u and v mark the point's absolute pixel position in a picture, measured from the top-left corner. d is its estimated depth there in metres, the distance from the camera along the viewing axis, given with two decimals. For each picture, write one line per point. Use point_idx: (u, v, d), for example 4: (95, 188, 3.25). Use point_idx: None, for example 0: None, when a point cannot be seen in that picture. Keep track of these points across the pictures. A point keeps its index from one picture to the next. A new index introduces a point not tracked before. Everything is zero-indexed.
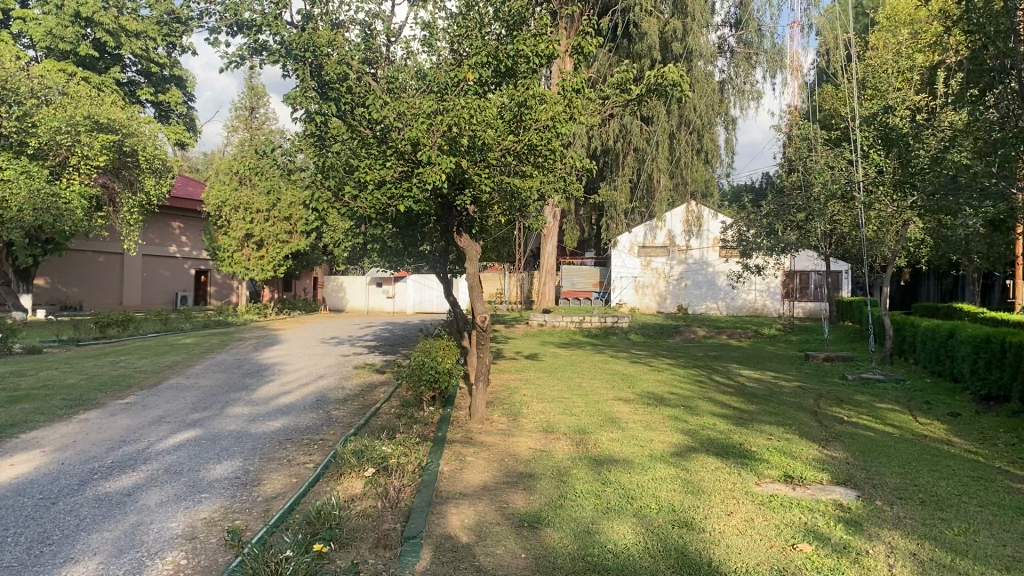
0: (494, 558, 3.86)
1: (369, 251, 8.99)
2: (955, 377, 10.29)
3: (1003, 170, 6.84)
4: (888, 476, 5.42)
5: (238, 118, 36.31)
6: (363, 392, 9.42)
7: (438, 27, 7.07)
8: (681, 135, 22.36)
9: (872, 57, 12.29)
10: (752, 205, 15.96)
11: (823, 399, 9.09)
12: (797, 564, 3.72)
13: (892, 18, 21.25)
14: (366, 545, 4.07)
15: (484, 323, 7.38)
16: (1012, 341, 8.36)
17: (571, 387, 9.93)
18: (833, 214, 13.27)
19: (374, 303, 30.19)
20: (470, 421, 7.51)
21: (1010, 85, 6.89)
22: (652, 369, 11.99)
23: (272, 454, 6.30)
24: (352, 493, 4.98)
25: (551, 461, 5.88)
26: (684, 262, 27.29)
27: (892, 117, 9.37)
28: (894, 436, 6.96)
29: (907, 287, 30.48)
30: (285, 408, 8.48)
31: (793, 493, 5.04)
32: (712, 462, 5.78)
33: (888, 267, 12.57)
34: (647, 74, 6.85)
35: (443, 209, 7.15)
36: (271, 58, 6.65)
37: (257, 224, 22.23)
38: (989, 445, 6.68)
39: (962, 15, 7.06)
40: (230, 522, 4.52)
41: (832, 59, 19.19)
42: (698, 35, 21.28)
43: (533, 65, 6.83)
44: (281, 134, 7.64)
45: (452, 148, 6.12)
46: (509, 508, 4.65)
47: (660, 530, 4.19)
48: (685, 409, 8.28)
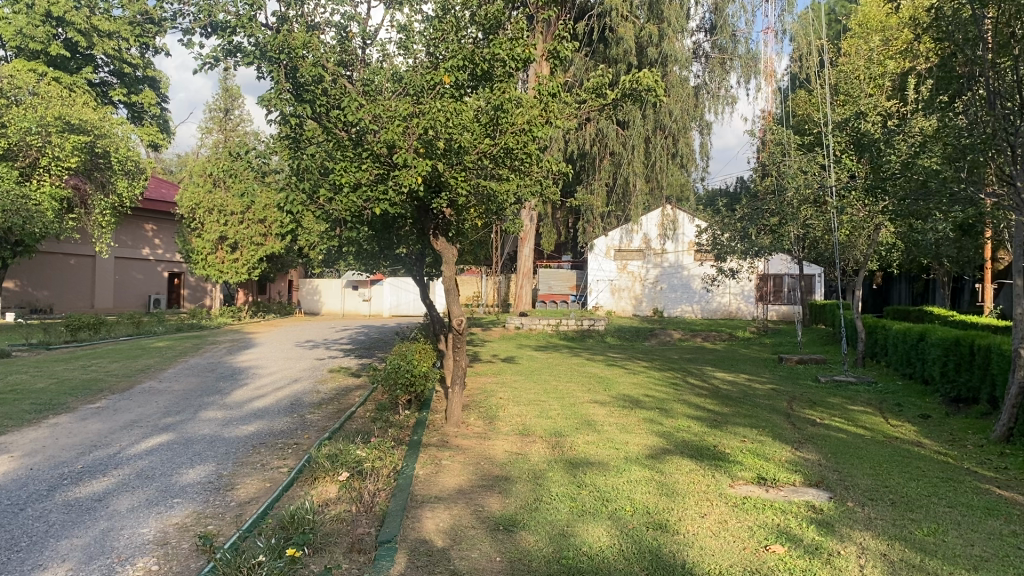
0: (469, 562, 3.85)
1: (343, 253, 8.92)
2: (925, 380, 10.43)
3: (971, 175, 7.02)
4: (860, 477, 5.49)
5: (212, 120, 36.02)
6: (338, 396, 9.36)
7: (413, 30, 7.05)
8: (656, 139, 22.56)
9: (844, 64, 12.41)
10: (726, 209, 16.12)
11: (795, 402, 9.18)
12: (770, 565, 3.76)
13: (864, 25, 21.50)
14: (340, 550, 4.05)
15: (459, 326, 7.38)
16: (980, 343, 8.50)
17: (546, 390, 9.94)
18: (805, 219, 13.38)
19: (349, 306, 30.05)
20: (446, 424, 7.48)
21: (978, 91, 6.92)
22: (627, 372, 12.03)
23: (246, 459, 6.25)
24: (327, 497, 4.95)
25: (527, 464, 5.87)
26: (660, 265, 27.47)
27: (864, 123, 9.48)
28: (865, 438, 7.04)
29: (878, 292, 30.94)
30: (259, 412, 8.40)
31: (766, 494, 5.09)
32: (686, 465, 5.82)
33: (860, 270, 12.70)
34: (622, 79, 6.89)
35: (419, 212, 7.13)
36: (245, 60, 6.62)
37: (231, 226, 22.13)
38: (959, 447, 6.78)
39: (932, 23, 7.11)
40: (203, 527, 4.48)
41: (804, 65, 19.42)
42: (672, 40, 21.46)
43: (509, 69, 6.82)
44: (254, 135, 7.55)
45: (429, 151, 6.13)
46: (484, 511, 4.65)
47: (635, 532, 4.21)
48: (660, 412, 8.31)
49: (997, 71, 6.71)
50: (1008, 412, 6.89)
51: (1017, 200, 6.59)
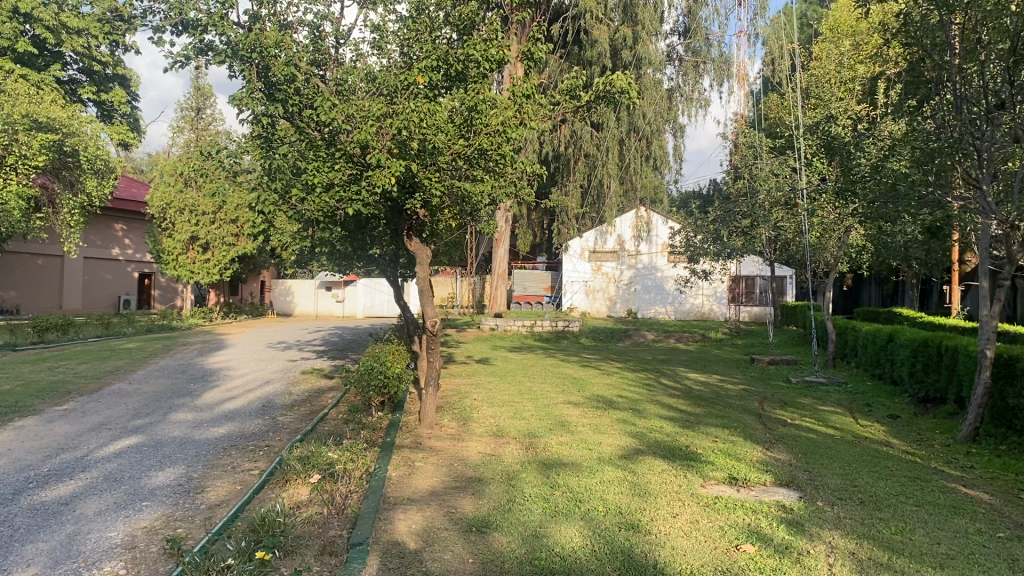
0: (442, 563, 3.84)
1: (316, 254, 8.86)
2: (894, 380, 10.57)
3: (939, 178, 7.15)
4: (829, 477, 5.55)
5: (184, 118, 35.64)
6: (310, 397, 9.29)
7: (387, 30, 7.03)
8: (630, 141, 22.70)
9: (815, 67, 12.52)
10: (700, 211, 16.24)
11: (767, 402, 9.27)
12: (740, 565, 3.78)
13: (835, 30, 21.74)
14: (310, 552, 4.02)
15: (434, 327, 7.37)
16: (947, 344, 8.64)
17: (520, 391, 9.96)
18: (776, 222, 13.51)
19: (322, 307, 29.89)
20: (419, 426, 7.46)
21: (946, 96, 7.03)
22: (600, 373, 12.09)
23: (216, 461, 6.19)
24: (298, 500, 4.92)
25: (500, 465, 5.87)
26: (634, 267, 27.58)
27: (834, 126, 9.57)
28: (836, 438, 7.12)
29: (848, 292, 31.29)
30: (230, 414, 8.32)
31: (737, 494, 5.13)
32: (658, 465, 5.85)
33: (830, 272, 12.84)
34: (595, 82, 6.92)
35: (393, 213, 7.10)
36: (217, 59, 6.55)
37: (202, 226, 21.97)
38: (926, 446, 6.87)
39: (901, 28, 7.17)
40: (173, 530, 4.44)
41: (776, 68, 19.61)
42: (646, 43, 21.57)
43: (483, 70, 6.83)
44: (226, 135, 7.48)
45: (402, 151, 6.13)
46: (457, 513, 4.64)
47: (607, 533, 4.23)
48: (633, 412, 8.35)
49: (964, 75, 6.79)
50: (974, 412, 7.01)
51: (983, 203, 6.71)
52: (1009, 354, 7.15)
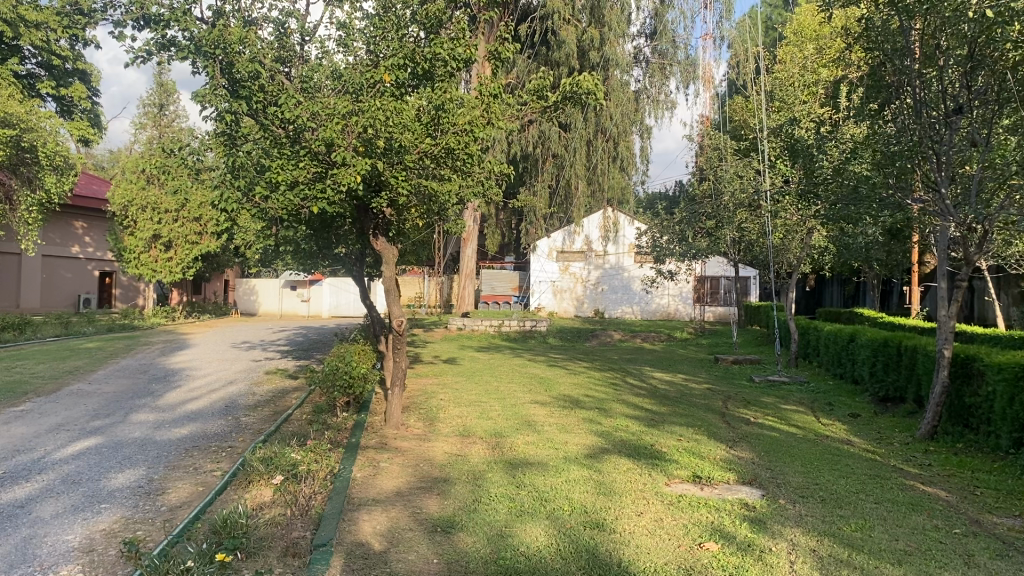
0: (407, 563, 3.83)
1: (281, 253, 8.78)
2: (855, 380, 10.73)
3: (899, 182, 7.27)
4: (791, 475, 5.61)
5: (146, 115, 35.12)
6: (275, 398, 9.21)
7: (354, 28, 6.97)
8: (597, 142, 22.83)
9: (780, 70, 12.67)
10: (666, 212, 16.38)
11: (730, 401, 9.37)
12: (704, 562, 3.81)
13: (798, 33, 22.03)
14: (273, 553, 3.98)
15: (400, 327, 7.34)
16: (907, 344, 8.79)
17: (487, 391, 9.95)
18: (741, 223, 13.67)
19: (287, 307, 29.63)
20: (385, 426, 7.43)
21: (905, 101, 7.16)
22: (567, 372, 12.10)
23: (178, 462, 6.11)
24: (260, 501, 4.86)
25: (466, 465, 5.86)
26: (601, 267, 27.69)
27: (798, 128, 9.66)
28: (797, 437, 7.21)
29: (810, 292, 31.71)
30: (192, 415, 8.21)
31: (700, 492, 5.16)
32: (623, 464, 5.88)
33: (793, 274, 12.98)
34: (562, 83, 6.93)
35: (359, 211, 7.06)
36: (179, 54, 6.43)
37: (165, 225, 21.67)
38: (886, 445, 6.98)
39: (862, 32, 7.27)
40: (132, 533, 4.37)
41: (741, 72, 19.84)
42: (614, 44, 21.70)
43: (450, 68, 6.85)
44: (189, 132, 7.36)
45: (368, 150, 6.09)
46: (422, 513, 4.62)
47: (572, 532, 4.24)
48: (599, 411, 8.40)
49: (924, 80, 6.91)
50: (931, 411, 7.14)
51: (942, 206, 6.85)
52: (965, 354, 7.30)
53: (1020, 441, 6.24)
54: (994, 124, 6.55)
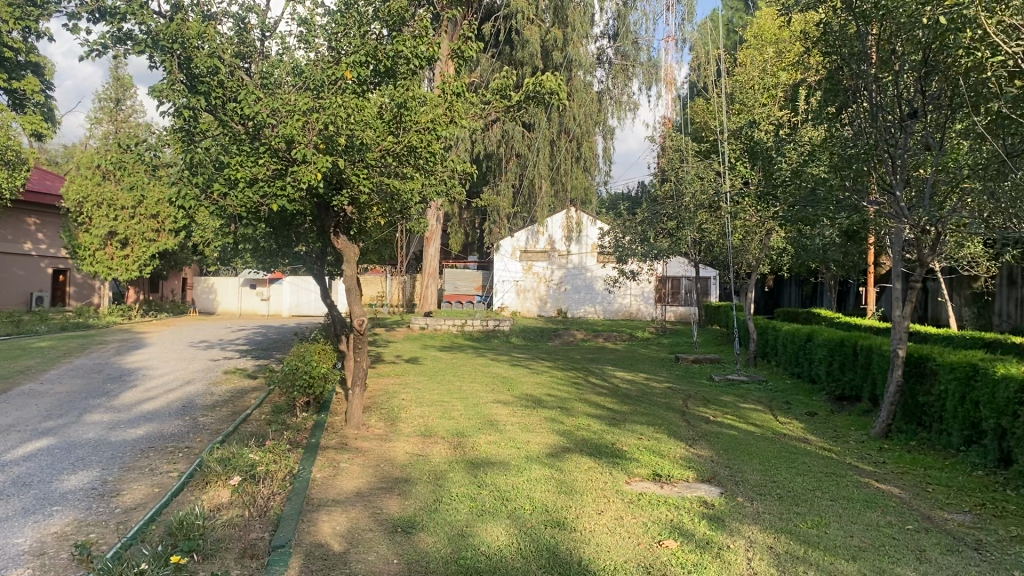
0: (366, 564, 3.81)
1: (240, 251, 8.67)
2: (812, 379, 10.91)
3: (856, 185, 7.39)
4: (749, 473, 5.68)
5: (102, 110, 34.47)
6: (233, 398, 9.09)
7: (315, 24, 6.90)
8: (561, 143, 22.89)
9: (740, 73, 12.82)
10: (628, 213, 16.50)
11: (690, 400, 9.45)
12: (663, 560, 3.84)
13: (757, 37, 22.34)
14: (231, 555, 3.93)
15: (361, 326, 7.28)
16: (863, 344, 8.93)
17: (449, 390, 9.92)
18: (701, 224, 13.82)
19: (246, 306, 29.33)
20: (346, 426, 7.38)
21: (862, 105, 7.28)
22: (529, 372, 12.10)
23: (133, 463, 6.00)
24: (218, 502, 4.80)
25: (427, 465, 5.84)
26: (564, 266, 27.78)
27: (757, 130, 9.77)
28: (756, 435, 7.30)
29: (769, 293, 32.10)
30: (148, 415, 8.07)
31: (660, 491, 5.20)
32: (585, 463, 5.90)
33: (752, 274, 13.14)
34: (525, 82, 6.94)
35: (319, 209, 6.99)
36: (136, 48, 6.30)
37: (122, 222, 21.33)
38: (842, 443, 7.10)
39: (820, 37, 7.38)
40: (85, 536, 4.28)
41: (703, 74, 20.04)
42: (577, 45, 21.79)
43: (412, 66, 6.84)
44: (146, 128, 7.24)
45: (329, 147, 6.03)
46: (382, 514, 4.59)
47: (532, 531, 4.25)
48: (560, 410, 8.44)
49: (880, 84, 7.04)
50: (886, 409, 7.28)
51: (896, 209, 7.00)
52: (919, 353, 7.45)
53: (971, 439, 6.39)
54: (947, 129, 6.69)
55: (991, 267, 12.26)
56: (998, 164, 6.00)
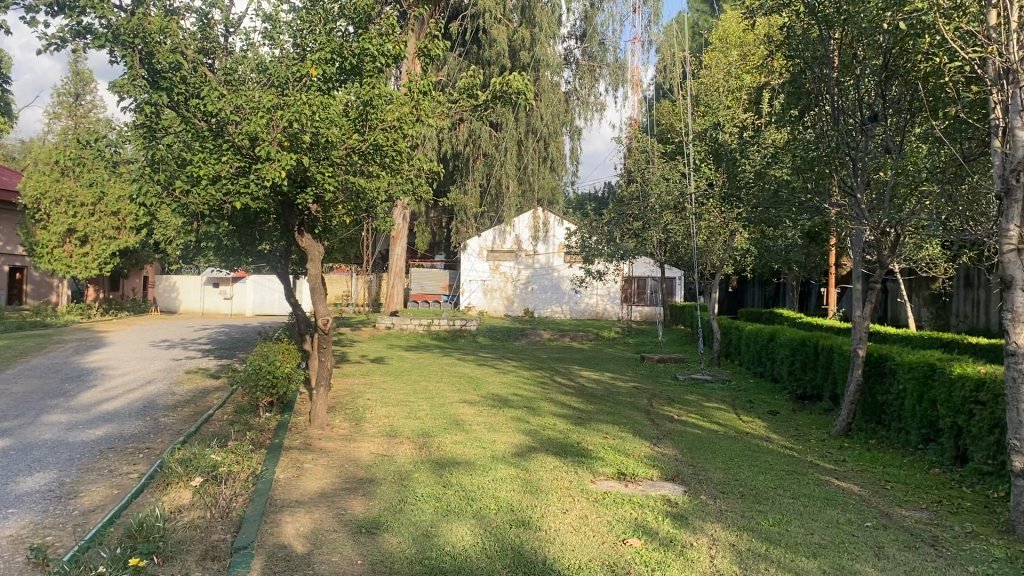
0: (330, 565, 3.78)
1: (203, 249, 8.56)
2: (774, 378, 11.06)
3: (818, 187, 7.47)
4: (712, 472, 5.73)
5: (61, 105, 33.79)
6: (195, 398, 8.96)
7: (280, 20, 6.84)
8: (528, 143, 22.92)
9: (705, 76, 12.95)
10: (595, 213, 16.57)
11: (655, 399, 9.50)
12: (628, 558, 3.87)
13: (723, 39, 22.57)
14: (192, 557, 3.88)
15: (325, 326, 7.23)
16: (824, 344, 9.07)
17: (415, 390, 9.88)
18: (667, 224, 13.92)
19: (209, 304, 29.00)
20: (310, 427, 7.30)
21: (825, 107, 7.37)
22: (496, 372, 12.07)
23: (92, 465, 5.90)
24: (179, 504, 4.74)
25: (392, 465, 5.82)
26: (531, 266, 27.81)
27: (721, 133, 9.86)
28: (719, 433, 7.39)
29: (732, 293, 32.42)
30: (107, 416, 7.92)
31: (625, 489, 5.24)
32: (550, 462, 5.91)
33: (716, 275, 13.28)
34: (492, 82, 6.92)
35: (284, 207, 6.93)
36: (96, 43, 6.16)
37: (81, 219, 20.97)
38: (803, 441, 7.19)
39: (784, 41, 7.47)
40: (41, 539, 4.20)
41: (669, 75, 20.20)
42: (544, 45, 21.86)
43: (379, 64, 6.80)
44: (105, 123, 7.10)
45: (293, 145, 5.95)
46: (346, 515, 4.56)
47: (498, 530, 4.24)
48: (526, 410, 8.45)
49: (841, 88, 7.16)
50: (847, 408, 7.39)
51: (856, 211, 7.11)
52: (878, 353, 7.57)
53: (928, 437, 6.51)
54: (907, 132, 6.81)
55: (949, 269, 12.51)
56: (954, 167, 6.39)
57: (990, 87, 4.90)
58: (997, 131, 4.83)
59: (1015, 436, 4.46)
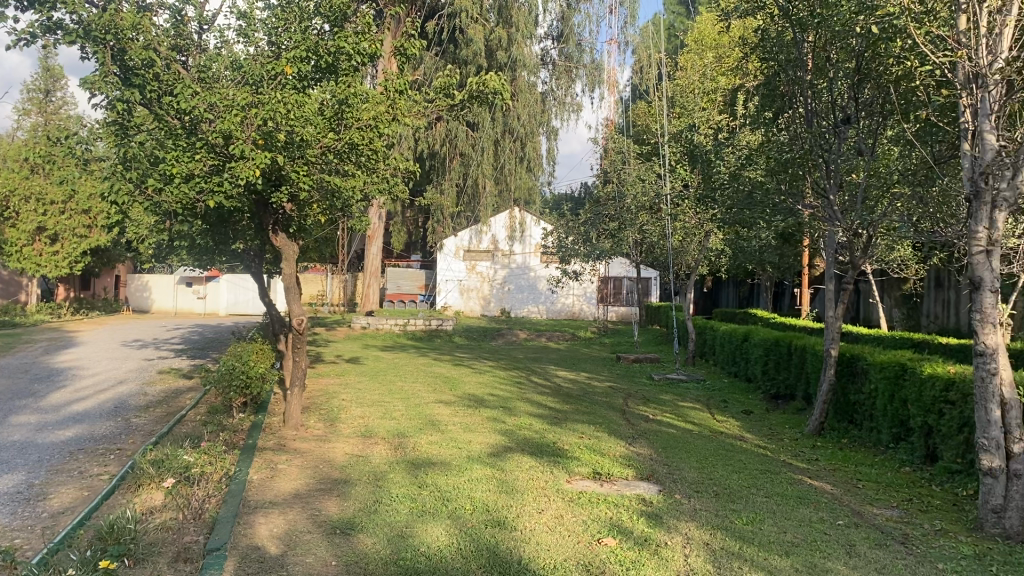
0: (304, 567, 3.75)
1: (176, 248, 8.48)
2: (747, 378, 11.15)
3: (792, 188, 7.52)
4: (686, 471, 5.77)
5: (31, 101, 33.17)
6: (168, 398, 8.87)
7: (254, 18, 6.79)
8: (505, 142, 22.91)
9: (681, 77, 13.03)
10: (571, 213, 16.59)
11: (630, 399, 9.53)
12: (603, 557, 3.88)
13: (698, 41, 22.70)
14: (164, 559, 3.84)
15: (299, 325, 7.18)
16: (797, 344, 9.16)
17: (390, 391, 9.86)
18: (642, 225, 14.00)
19: (182, 304, 28.74)
20: (284, 427, 7.25)
21: (798, 109, 7.43)
22: (472, 372, 12.05)
23: (61, 466, 5.82)
24: (150, 506, 4.69)
25: (367, 466, 5.80)
26: (507, 266, 27.82)
27: (696, 134, 9.89)
28: (694, 433, 7.44)
29: (707, 294, 32.65)
30: (78, 416, 7.83)
31: (600, 489, 5.25)
32: (526, 462, 5.91)
33: (691, 275, 13.36)
34: (469, 81, 6.90)
35: (257, 206, 6.86)
36: (66, 38, 6.08)
37: (51, 217, 20.72)
38: (776, 440, 7.26)
39: (759, 43, 7.52)
40: (8, 541, 4.14)
41: (645, 76, 20.27)
42: (521, 45, 21.87)
43: (354, 63, 6.78)
44: (76, 119, 7.01)
45: (267, 144, 5.90)
46: (320, 516, 4.53)
47: (473, 531, 4.24)
48: (503, 409, 8.45)
49: (815, 91, 7.21)
50: (819, 408, 7.46)
51: (829, 212, 7.18)
52: (850, 353, 7.66)
53: (899, 436, 6.59)
54: (879, 135, 6.90)
55: (920, 270, 12.68)
56: (926, 169, 6.45)
57: (960, 92, 4.94)
58: (967, 134, 4.89)
59: (983, 434, 4.48)
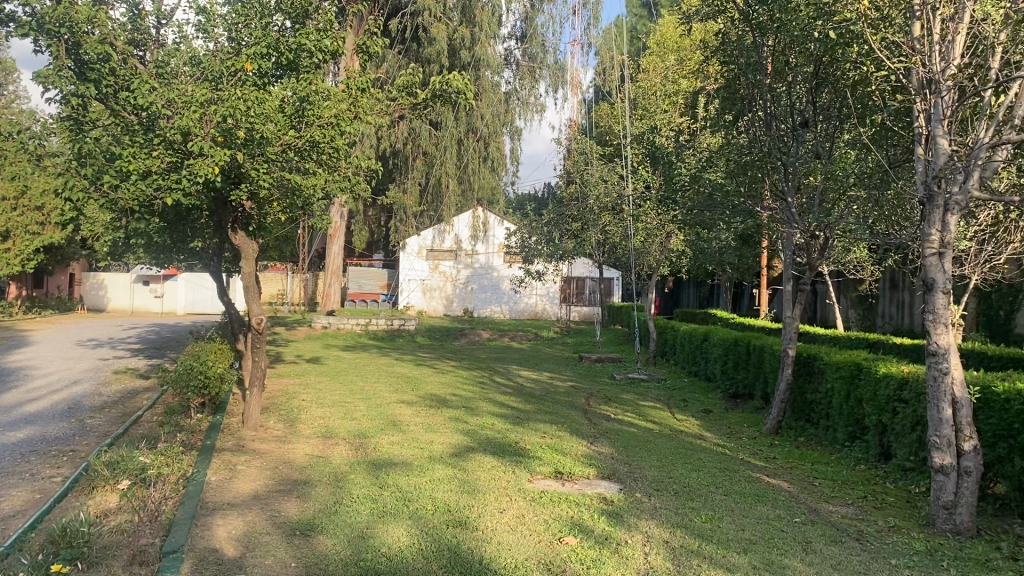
0: (263, 568, 3.71)
1: (132, 246, 8.33)
2: (707, 377, 11.27)
3: (751, 190, 7.62)
4: (647, 470, 5.82)
5: None
6: (123, 399, 8.71)
7: (214, 13, 6.69)
8: (468, 142, 22.85)
9: (642, 79, 13.15)
10: (534, 213, 16.60)
11: (591, 398, 9.56)
12: (562, 556, 3.90)
13: (659, 44, 22.93)
14: (118, 562, 3.77)
15: (259, 324, 7.10)
16: (755, 344, 9.28)
17: (351, 391, 9.78)
18: (604, 226, 14.07)
19: (138, 303, 28.21)
20: (243, 428, 7.15)
21: (757, 113, 7.53)
22: (434, 372, 12.01)
23: (12, 468, 5.68)
24: (105, 508, 4.60)
25: (328, 466, 5.75)
26: (471, 266, 27.76)
27: (657, 135, 9.97)
28: (654, 432, 7.49)
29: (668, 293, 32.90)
30: (30, 418, 7.65)
31: (561, 488, 5.27)
32: (487, 462, 5.91)
33: (652, 276, 13.44)
34: (431, 80, 6.91)
35: (217, 204, 6.77)
36: (19, 31, 5.95)
37: (3, 213, 20.25)
38: (736, 439, 7.34)
39: (720, 46, 7.61)
40: None
41: (607, 78, 20.38)
42: (484, 45, 21.83)
43: (316, 60, 6.76)
44: (28, 114, 6.85)
45: (227, 141, 5.83)
46: (280, 517, 4.49)
47: (434, 531, 4.24)
48: (465, 409, 8.44)
49: (774, 94, 7.31)
50: (777, 407, 7.56)
51: (786, 214, 7.29)
52: (807, 354, 7.78)
53: (855, 434, 6.70)
54: (835, 138, 7.03)
55: (874, 271, 12.92)
56: (881, 173, 6.58)
57: (914, 96, 5.04)
58: (920, 138, 5.01)
59: (935, 433, 4.56)
